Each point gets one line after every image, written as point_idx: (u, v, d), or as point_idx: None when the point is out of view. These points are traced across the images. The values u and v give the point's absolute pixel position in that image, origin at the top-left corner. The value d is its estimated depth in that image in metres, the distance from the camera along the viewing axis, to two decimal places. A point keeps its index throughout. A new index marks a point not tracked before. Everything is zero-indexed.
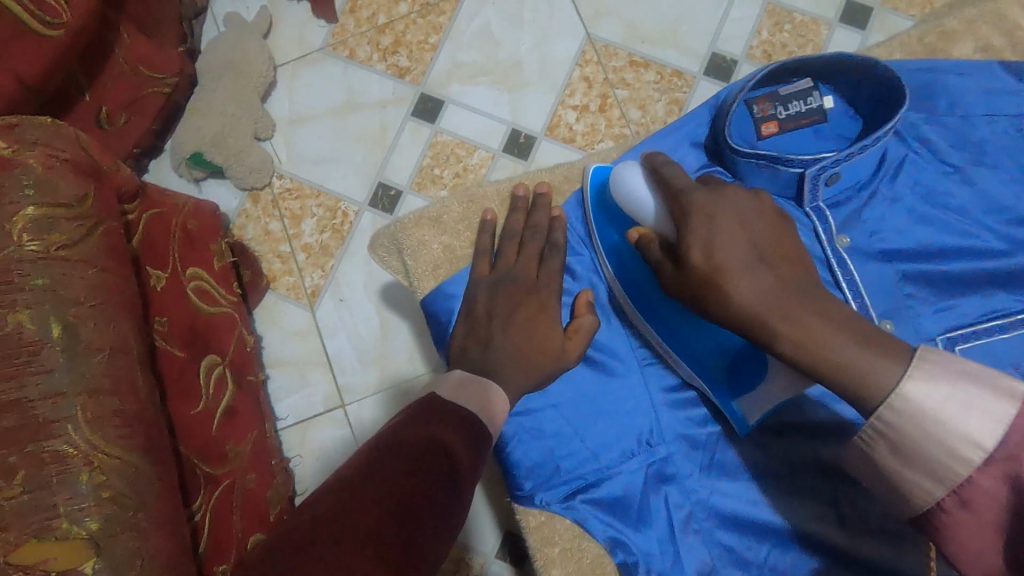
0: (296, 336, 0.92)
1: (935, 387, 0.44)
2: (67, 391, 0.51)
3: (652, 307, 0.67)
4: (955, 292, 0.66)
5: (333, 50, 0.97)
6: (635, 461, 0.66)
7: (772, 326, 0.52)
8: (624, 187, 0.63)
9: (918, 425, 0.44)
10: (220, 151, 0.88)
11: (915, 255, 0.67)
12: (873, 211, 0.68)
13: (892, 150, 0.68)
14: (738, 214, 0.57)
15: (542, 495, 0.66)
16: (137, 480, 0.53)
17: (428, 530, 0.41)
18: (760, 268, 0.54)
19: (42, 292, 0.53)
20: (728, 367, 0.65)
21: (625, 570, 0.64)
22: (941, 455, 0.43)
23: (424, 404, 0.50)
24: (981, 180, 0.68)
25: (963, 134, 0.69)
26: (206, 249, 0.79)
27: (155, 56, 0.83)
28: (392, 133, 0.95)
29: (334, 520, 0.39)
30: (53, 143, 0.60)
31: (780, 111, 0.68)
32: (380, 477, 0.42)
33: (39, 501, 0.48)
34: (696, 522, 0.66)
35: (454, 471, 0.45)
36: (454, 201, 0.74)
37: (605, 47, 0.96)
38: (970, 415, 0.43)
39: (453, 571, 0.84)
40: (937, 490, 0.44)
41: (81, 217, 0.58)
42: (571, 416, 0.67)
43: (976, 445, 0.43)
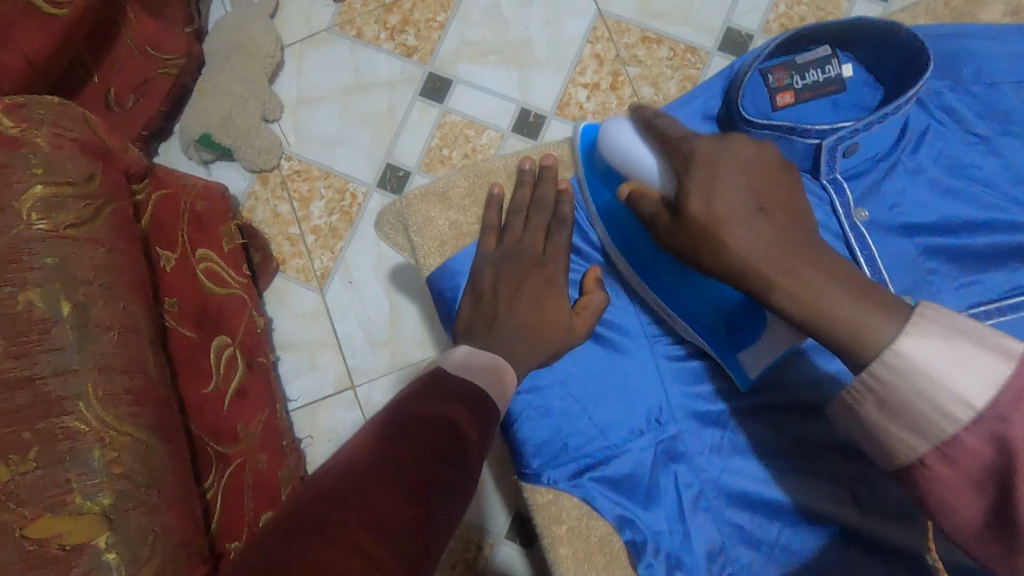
0: (306, 319, 0.92)
1: (930, 343, 0.41)
2: (78, 367, 0.52)
3: (660, 276, 0.65)
4: (979, 266, 0.64)
5: (340, 30, 0.96)
6: (645, 439, 0.66)
7: (766, 274, 0.49)
8: (619, 146, 0.61)
9: (910, 382, 0.41)
10: (228, 133, 0.88)
11: (938, 229, 0.65)
12: (894, 183, 0.66)
13: (915, 120, 0.66)
14: (737, 161, 0.53)
15: (550, 474, 0.65)
16: (148, 457, 0.53)
17: (434, 507, 0.41)
18: (760, 218, 0.50)
19: (52, 271, 0.53)
20: (727, 324, 0.63)
21: (634, 550, 0.64)
22: (930, 413, 0.41)
23: (432, 379, 0.49)
24: (1007, 151, 0.65)
25: (991, 103, 0.66)
26: (215, 231, 0.79)
27: (161, 36, 0.83)
28: (400, 112, 0.94)
29: (341, 495, 0.39)
30: (60, 123, 0.60)
31: (796, 81, 0.66)
32: (387, 452, 0.42)
33: (53, 477, 0.49)
34: (705, 501, 0.65)
35: (463, 447, 0.44)
36: (461, 177, 0.73)
37: (617, 23, 0.93)
38: (965, 374, 0.40)
39: (463, 551, 0.85)
40: (919, 445, 0.42)
41: (89, 197, 0.58)
42: (577, 394, 0.66)
43: (966, 404, 0.40)
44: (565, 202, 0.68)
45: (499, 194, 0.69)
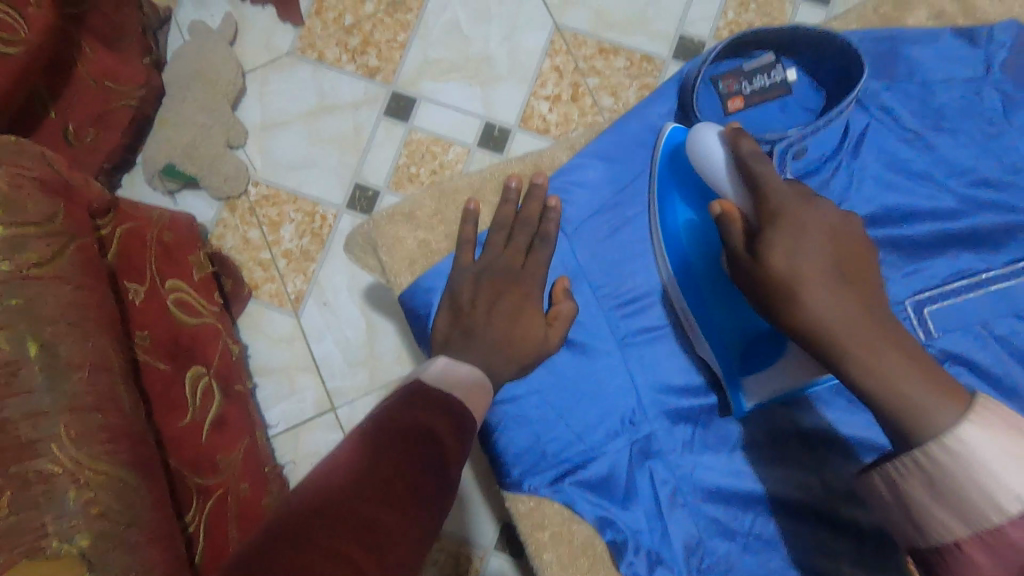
0: (281, 343, 0.92)
1: (992, 439, 0.44)
2: (50, 409, 0.51)
3: (697, 281, 0.68)
4: (920, 254, 0.67)
5: (302, 54, 0.96)
6: (620, 440, 0.67)
7: (842, 343, 0.51)
8: (699, 144, 0.62)
9: (967, 470, 0.44)
10: (193, 163, 0.88)
11: (882, 221, 0.68)
12: (841, 179, 0.68)
13: (856, 120, 0.69)
14: (827, 230, 0.54)
15: (531, 481, 0.66)
16: (126, 495, 0.53)
17: (418, 515, 0.42)
18: (840, 285, 0.52)
19: (16, 312, 0.52)
20: (745, 347, 0.67)
21: (615, 549, 0.65)
22: (979, 502, 0.44)
23: (412, 389, 0.50)
24: (939, 146, 0.69)
25: (924, 100, 0.70)
26: (185, 260, 0.78)
27: (119, 69, 0.82)
28: (366, 133, 0.95)
29: (326, 510, 0.40)
30: (19, 162, 0.59)
31: (745, 87, 0.69)
32: (370, 465, 0.43)
33: (27, 522, 0.48)
34: (681, 497, 0.67)
35: (444, 458, 0.45)
36: (428, 197, 0.73)
37: (574, 36, 0.96)
38: (1015, 469, 0.43)
39: (453, 565, 0.85)
40: (961, 531, 0.45)
41: (52, 235, 0.57)
42: (553, 400, 0.67)
43: (1018, 500, 0.43)
44: (551, 219, 0.68)
45: (475, 209, 0.69)
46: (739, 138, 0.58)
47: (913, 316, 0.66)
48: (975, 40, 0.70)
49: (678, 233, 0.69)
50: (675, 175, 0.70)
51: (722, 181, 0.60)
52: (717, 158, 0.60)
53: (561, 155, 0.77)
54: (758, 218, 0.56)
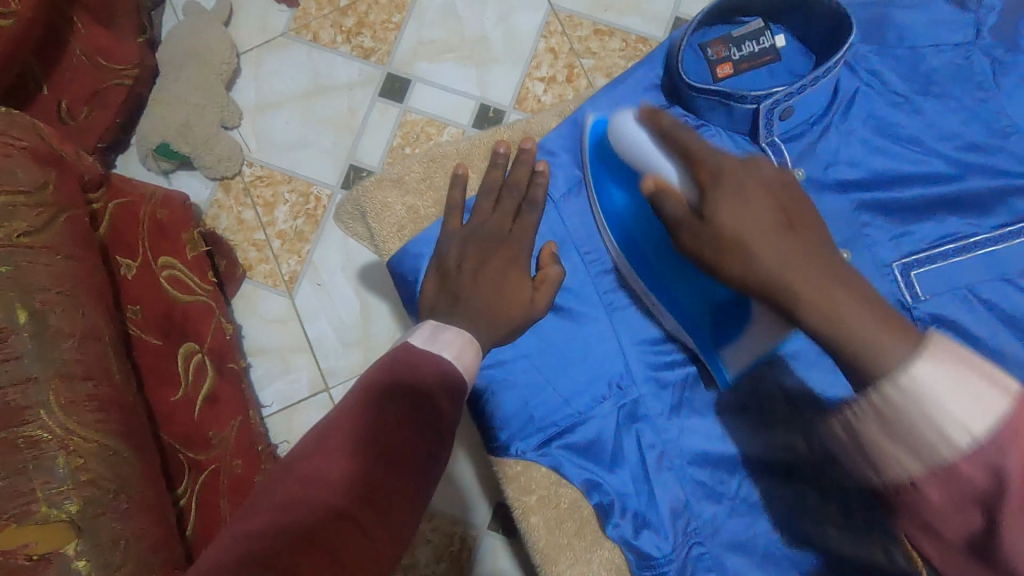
0: (276, 323, 0.92)
1: (942, 371, 0.40)
2: (38, 376, 0.51)
3: (649, 265, 0.66)
4: (906, 218, 0.67)
5: (296, 35, 0.96)
6: (607, 405, 0.67)
7: (796, 293, 0.48)
8: (624, 134, 0.61)
9: (921, 408, 0.40)
10: (186, 141, 0.87)
11: (870, 184, 0.68)
12: (828, 143, 0.69)
13: (845, 83, 0.69)
14: (764, 179, 0.53)
15: (518, 445, 0.66)
16: (116, 464, 0.53)
17: (414, 471, 0.43)
18: (784, 235, 0.50)
19: (6, 280, 0.52)
20: (713, 318, 0.64)
21: (602, 511, 0.65)
22: (930, 436, 0.39)
23: (405, 350, 0.49)
24: (928, 111, 0.68)
25: (911, 65, 0.69)
26: (178, 239, 0.78)
27: (112, 46, 0.82)
28: (360, 115, 0.95)
29: (323, 475, 0.40)
30: (9, 132, 0.59)
31: (734, 53, 0.68)
32: (363, 429, 0.43)
33: (16, 487, 0.48)
34: (669, 461, 0.67)
35: (439, 419, 0.46)
36: (416, 162, 0.74)
37: (569, 17, 0.96)
38: (965, 400, 0.39)
39: (447, 545, 0.85)
40: (914, 467, 0.41)
41: (43, 204, 0.57)
42: (541, 365, 0.67)
43: (965, 431, 0.39)
44: (539, 184, 0.68)
45: (462, 174, 0.67)
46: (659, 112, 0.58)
47: (901, 279, 0.66)
48: (964, 4, 0.69)
49: (618, 214, 0.68)
50: (605, 162, 0.68)
51: (651, 158, 0.59)
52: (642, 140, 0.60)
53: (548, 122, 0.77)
54: (698, 180, 0.55)
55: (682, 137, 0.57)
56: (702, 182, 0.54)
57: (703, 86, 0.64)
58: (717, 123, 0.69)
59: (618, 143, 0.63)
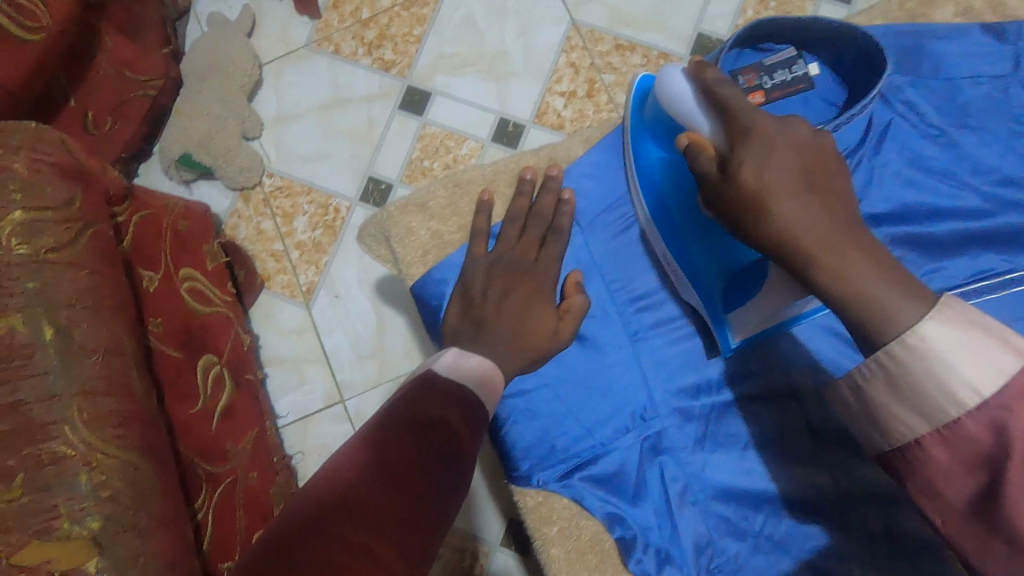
0: (293, 334, 0.92)
1: (950, 331, 0.42)
2: (62, 393, 0.52)
3: (671, 224, 0.68)
4: (937, 253, 0.66)
5: (317, 47, 0.97)
6: (630, 436, 0.67)
7: (809, 247, 0.48)
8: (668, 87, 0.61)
9: (928, 366, 0.42)
10: (209, 153, 0.88)
11: (899, 218, 0.67)
12: (860, 176, 0.67)
13: (879, 114, 0.68)
14: (796, 142, 0.51)
15: (540, 476, 0.65)
16: (135, 480, 0.54)
17: (429, 509, 0.42)
18: (808, 194, 0.49)
19: (33, 296, 0.53)
20: (725, 285, 0.66)
21: (624, 546, 0.64)
22: (936, 395, 0.41)
23: (426, 379, 0.49)
24: (961, 143, 0.67)
25: (948, 95, 0.68)
26: (198, 250, 0.79)
27: (137, 58, 0.83)
28: (379, 127, 0.95)
29: (344, 501, 0.40)
30: (39, 147, 0.59)
31: (765, 81, 0.67)
32: (385, 455, 0.43)
33: (39, 503, 0.49)
34: (692, 495, 0.66)
35: (459, 448, 0.45)
36: (441, 188, 0.73)
37: (590, 32, 0.95)
38: (974, 363, 0.41)
39: (458, 561, 0.85)
40: (921, 427, 0.43)
41: (69, 220, 0.58)
42: (563, 394, 0.67)
43: (975, 390, 0.41)
44: (564, 212, 0.68)
45: (489, 200, 0.69)
46: (703, 67, 0.57)
47: None
48: (1003, 36, 0.69)
49: (651, 169, 0.70)
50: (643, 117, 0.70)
51: (692, 114, 0.58)
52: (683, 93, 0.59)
53: (576, 149, 0.76)
54: (728, 137, 0.53)
55: (723, 96, 0.55)
56: (732, 138, 0.52)
57: None
58: None
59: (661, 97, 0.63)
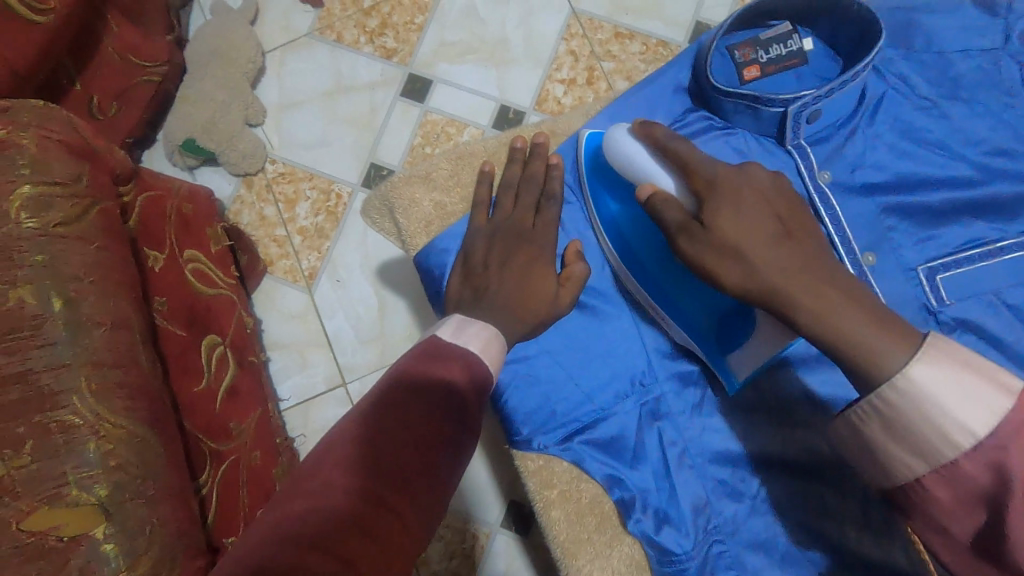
0: (295, 318, 0.93)
1: (939, 372, 0.43)
2: (71, 362, 0.52)
3: (651, 273, 0.67)
4: (933, 222, 0.65)
5: (320, 35, 0.98)
6: (629, 402, 0.67)
7: (793, 300, 0.49)
8: (616, 149, 0.61)
9: (921, 410, 0.43)
10: (213, 137, 0.89)
11: (895, 188, 0.66)
12: (855, 146, 0.66)
13: (872, 86, 0.67)
14: (759, 188, 0.54)
15: (540, 440, 0.66)
16: (142, 450, 0.55)
17: (442, 462, 0.44)
18: (781, 247, 0.51)
19: (41, 268, 0.53)
20: (716, 326, 0.65)
21: (623, 507, 0.66)
22: (934, 438, 0.43)
23: (432, 343, 0.50)
24: (952, 115, 0.66)
25: (941, 69, 0.68)
26: (203, 233, 0.80)
27: (142, 44, 0.84)
28: (381, 115, 0.96)
29: (358, 464, 0.41)
30: (47, 126, 0.60)
31: (760, 55, 0.68)
32: (394, 420, 0.44)
33: (47, 470, 0.50)
34: (689, 458, 0.67)
35: (466, 409, 0.46)
36: (443, 161, 0.76)
37: (590, 20, 0.96)
38: (969, 405, 0.43)
39: (459, 542, 0.85)
40: (920, 467, 0.45)
41: (76, 196, 0.59)
42: (563, 361, 0.68)
43: (969, 432, 0.43)
44: (553, 177, 0.68)
45: (490, 170, 0.70)
46: (652, 126, 0.59)
47: (926, 284, 0.64)
48: (995, 10, 0.68)
49: (615, 222, 0.68)
50: (599, 173, 0.69)
51: (645, 168, 0.58)
52: (632, 153, 0.59)
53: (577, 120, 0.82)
54: (696, 189, 0.55)
55: (680, 151, 0.57)
56: (700, 192, 0.55)
57: (730, 90, 0.64)
58: (744, 126, 0.68)
59: (611, 160, 0.62)
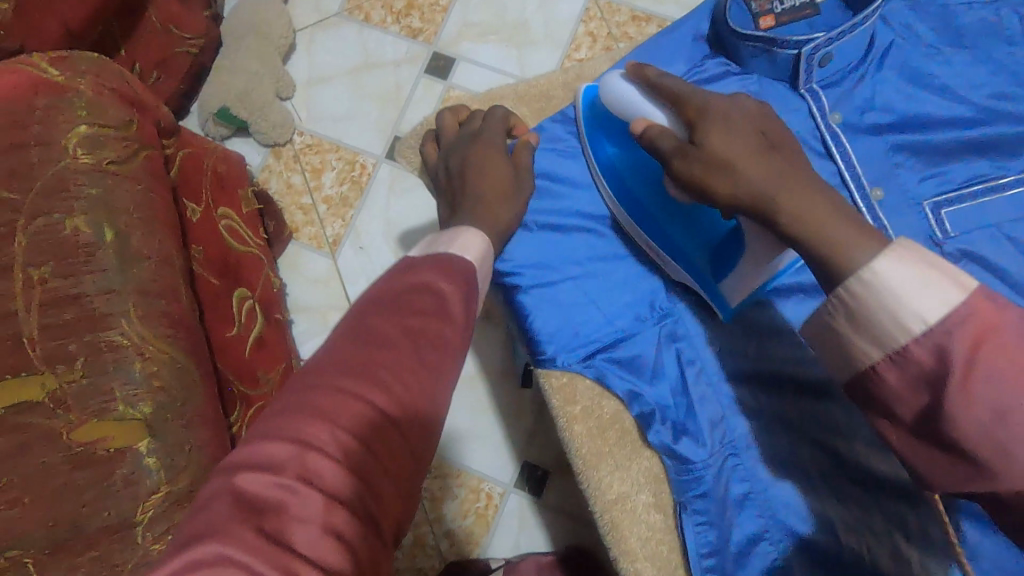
0: (318, 283, 0.96)
1: (904, 267, 0.39)
2: (120, 288, 0.56)
3: (647, 208, 0.67)
4: (939, 159, 0.66)
5: (349, 15, 1.02)
6: (648, 323, 0.68)
7: (773, 201, 0.48)
8: (611, 92, 0.62)
9: (881, 298, 0.40)
10: (245, 107, 0.93)
11: (904, 127, 0.67)
12: (866, 88, 0.68)
13: (880, 34, 0.68)
14: (748, 115, 0.54)
15: (563, 358, 0.67)
16: (182, 376, 0.58)
17: (418, 358, 0.40)
18: (768, 155, 0.51)
19: (95, 201, 0.57)
20: (710, 254, 0.64)
21: (643, 420, 0.66)
22: (889, 326, 0.39)
23: (409, 258, 0.47)
24: (957, 62, 0.68)
25: (945, 21, 0.69)
26: (235, 193, 0.83)
27: (183, 16, 0.88)
28: (406, 90, 1.00)
29: (324, 362, 0.39)
30: (102, 75, 0.64)
31: (776, 5, 0.68)
32: (363, 321, 0.41)
33: (97, 385, 0.53)
34: (707, 377, 0.67)
35: (443, 307, 0.42)
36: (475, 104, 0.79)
37: (608, 4, 1.00)
38: (926, 293, 0.38)
39: (473, 501, 0.88)
40: (874, 353, 0.41)
41: (128, 138, 0.62)
42: (586, 285, 0.68)
43: (921, 318, 0.38)
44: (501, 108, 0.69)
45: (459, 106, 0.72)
46: (643, 65, 0.60)
47: (931, 219, 0.65)
48: None
49: (612, 165, 0.69)
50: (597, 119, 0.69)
51: (639, 108, 0.60)
52: (625, 92, 0.61)
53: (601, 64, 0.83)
54: (685, 117, 0.56)
55: (668, 84, 0.58)
56: (690, 119, 0.55)
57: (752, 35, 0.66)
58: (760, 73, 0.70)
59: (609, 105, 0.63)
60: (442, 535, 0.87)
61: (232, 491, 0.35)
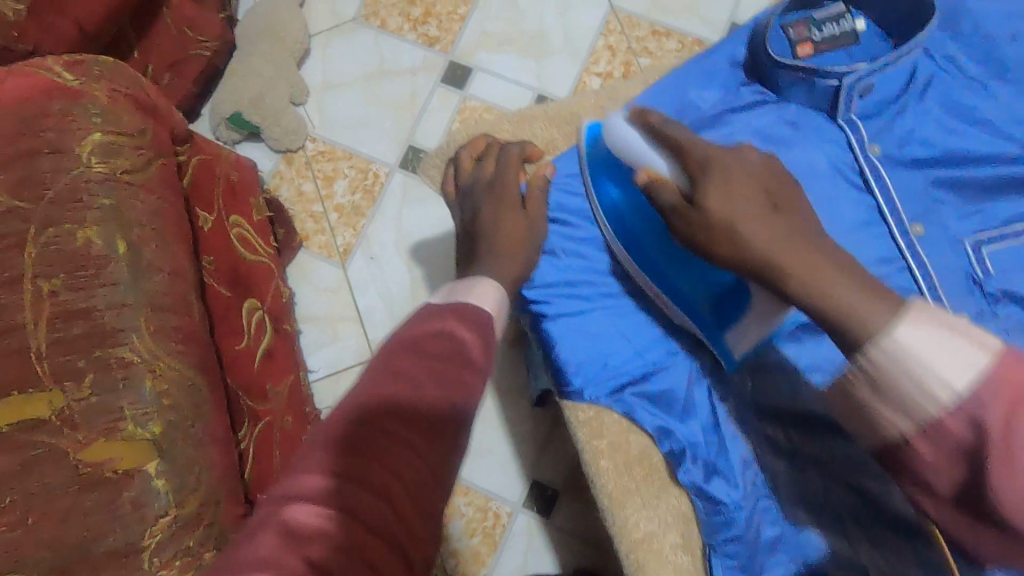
0: (327, 292, 0.94)
1: (923, 331, 0.35)
2: (132, 303, 0.54)
3: (652, 255, 0.63)
4: (980, 197, 0.66)
5: (365, 21, 1.01)
6: (680, 358, 0.67)
7: (774, 258, 0.46)
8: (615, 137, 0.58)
9: (904, 367, 0.35)
10: (258, 113, 0.92)
11: (945, 162, 0.66)
12: (906, 122, 0.67)
13: (920, 67, 0.67)
14: (751, 170, 0.51)
15: (591, 391, 0.66)
16: (193, 394, 0.56)
17: (444, 399, 0.40)
18: (771, 215, 0.49)
19: (109, 211, 0.55)
20: (714, 304, 0.62)
21: (673, 458, 0.66)
22: (913, 394, 0.34)
23: (425, 306, 0.46)
24: (1001, 95, 0.66)
25: (988, 51, 0.67)
26: (246, 202, 0.82)
27: (198, 19, 0.87)
28: (421, 99, 0.98)
29: (350, 402, 0.39)
30: (118, 81, 0.62)
31: (814, 34, 0.68)
32: (386, 364, 0.41)
33: (105, 404, 0.51)
34: (739, 417, 0.67)
35: (462, 351, 0.42)
36: (506, 122, 0.78)
37: (628, 18, 0.99)
38: (950, 358, 0.34)
39: (482, 521, 0.86)
40: (905, 427, 0.35)
41: (142, 147, 0.61)
42: (614, 321, 0.66)
43: (947, 385, 0.33)
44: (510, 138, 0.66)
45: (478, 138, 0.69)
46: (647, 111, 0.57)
47: (973, 258, 0.65)
48: None
49: (615, 210, 0.65)
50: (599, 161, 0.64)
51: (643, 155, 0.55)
52: (629, 136, 0.57)
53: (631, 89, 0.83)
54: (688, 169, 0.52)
55: (669, 132, 0.54)
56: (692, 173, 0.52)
57: (790, 63, 0.65)
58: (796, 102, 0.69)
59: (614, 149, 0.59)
60: (449, 555, 0.85)
61: (279, 524, 0.34)
